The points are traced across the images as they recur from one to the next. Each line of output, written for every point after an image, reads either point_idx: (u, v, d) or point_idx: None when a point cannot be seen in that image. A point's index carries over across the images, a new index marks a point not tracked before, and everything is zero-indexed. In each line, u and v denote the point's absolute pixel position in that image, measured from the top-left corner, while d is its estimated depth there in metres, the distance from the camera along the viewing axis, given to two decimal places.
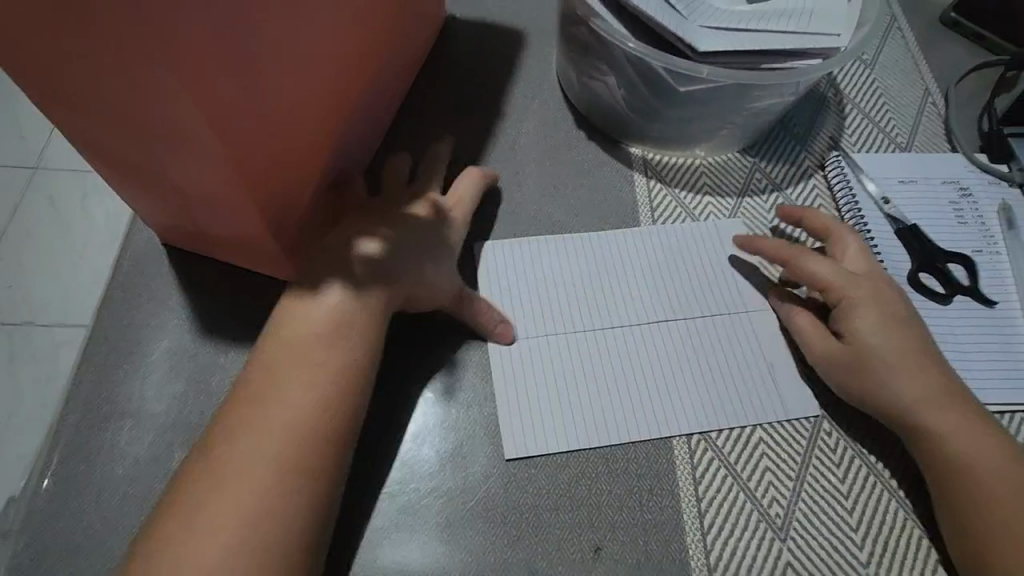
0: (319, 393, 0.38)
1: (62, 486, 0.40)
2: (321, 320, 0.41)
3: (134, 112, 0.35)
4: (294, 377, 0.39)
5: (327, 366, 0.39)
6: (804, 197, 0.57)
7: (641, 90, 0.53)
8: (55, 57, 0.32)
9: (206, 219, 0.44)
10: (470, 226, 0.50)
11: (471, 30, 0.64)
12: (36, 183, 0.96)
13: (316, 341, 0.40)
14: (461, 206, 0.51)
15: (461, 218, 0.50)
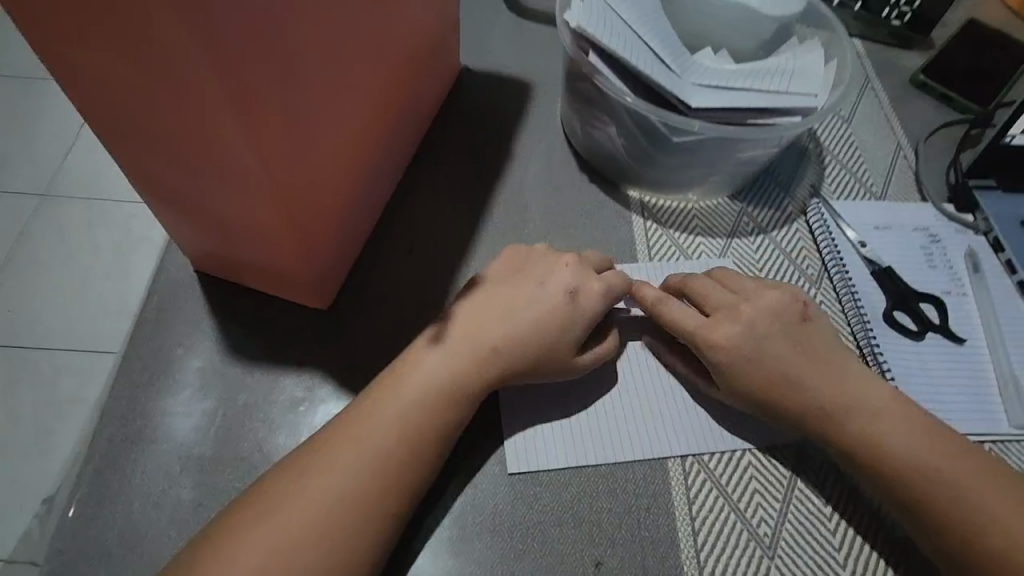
0: (397, 438, 0.40)
1: (95, 496, 0.43)
2: (420, 382, 0.43)
3: (192, 147, 0.40)
4: (374, 424, 0.41)
5: (411, 418, 0.41)
6: (788, 239, 0.62)
7: (639, 140, 0.58)
8: (131, 102, 0.37)
9: (243, 247, 0.48)
10: (588, 296, 0.47)
11: (482, 81, 0.70)
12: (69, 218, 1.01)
13: (405, 398, 0.42)
14: (579, 285, 0.48)
15: (588, 301, 0.47)
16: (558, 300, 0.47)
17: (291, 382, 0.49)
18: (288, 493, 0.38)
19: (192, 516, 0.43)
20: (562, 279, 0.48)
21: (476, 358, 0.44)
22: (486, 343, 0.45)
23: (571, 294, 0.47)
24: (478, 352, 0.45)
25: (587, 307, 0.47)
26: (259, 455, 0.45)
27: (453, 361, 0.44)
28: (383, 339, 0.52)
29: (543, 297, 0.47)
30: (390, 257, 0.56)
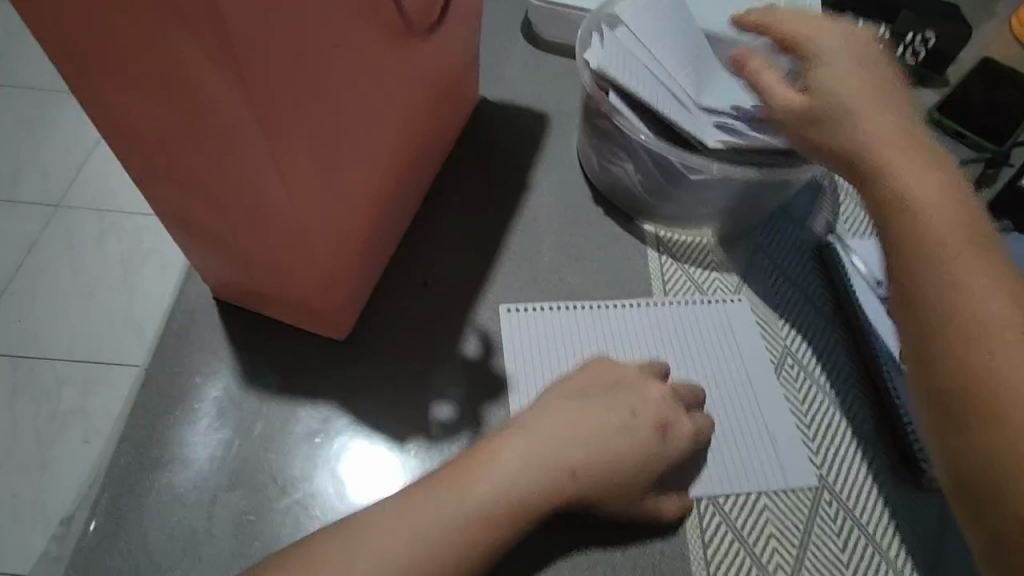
0: (469, 534, 0.39)
1: (110, 526, 0.43)
2: (505, 476, 0.41)
3: (221, 179, 0.40)
4: (443, 519, 0.39)
5: (486, 518, 0.39)
6: (803, 277, 0.62)
7: (656, 176, 0.59)
8: (167, 139, 0.38)
9: (265, 278, 0.48)
10: (680, 432, 0.47)
11: (500, 112, 0.71)
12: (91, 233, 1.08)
13: (445, 515, 0.39)
14: (674, 422, 0.47)
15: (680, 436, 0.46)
16: (647, 435, 0.45)
17: (306, 412, 0.49)
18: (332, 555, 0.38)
19: (207, 548, 0.43)
20: (654, 410, 0.46)
21: (557, 476, 0.41)
22: (567, 461, 0.42)
23: (661, 428, 0.46)
24: (563, 469, 0.42)
25: (677, 443, 0.46)
26: (275, 487, 0.45)
27: (538, 472, 0.41)
28: (398, 370, 0.52)
29: (635, 425, 0.45)
30: (407, 288, 0.57)
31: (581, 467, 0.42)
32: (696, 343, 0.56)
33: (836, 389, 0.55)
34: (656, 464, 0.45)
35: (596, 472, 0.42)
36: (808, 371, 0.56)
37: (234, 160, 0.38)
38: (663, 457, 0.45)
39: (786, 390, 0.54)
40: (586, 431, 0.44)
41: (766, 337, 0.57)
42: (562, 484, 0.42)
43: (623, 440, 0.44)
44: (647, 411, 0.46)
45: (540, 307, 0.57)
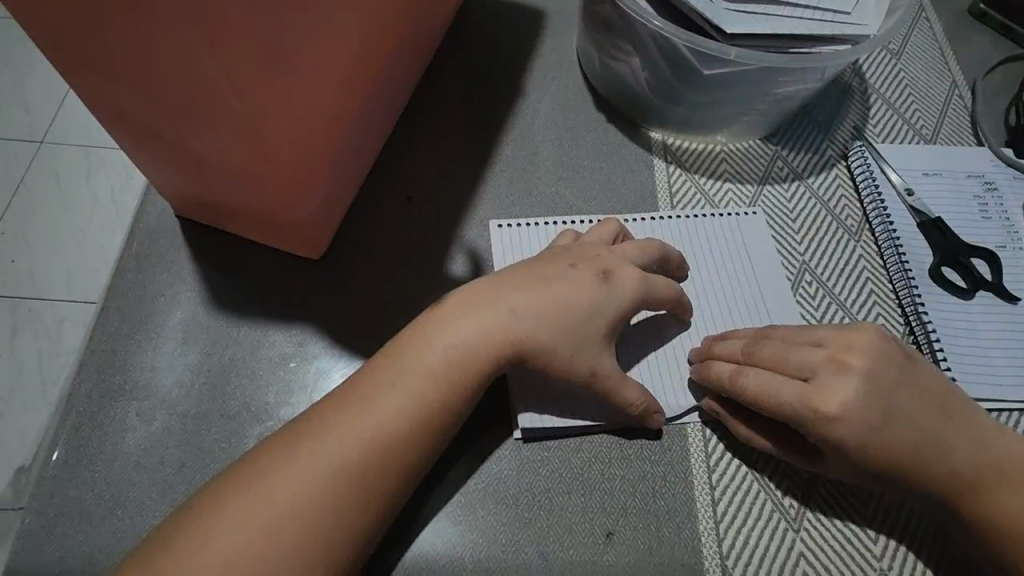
0: (405, 421, 0.36)
1: (72, 455, 0.40)
2: (437, 354, 0.37)
3: (159, 68, 0.34)
4: (384, 407, 0.36)
5: (428, 399, 0.37)
6: (825, 187, 0.56)
7: (665, 73, 0.52)
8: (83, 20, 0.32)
9: (226, 190, 0.43)
10: (625, 273, 0.42)
11: (491, 8, 0.63)
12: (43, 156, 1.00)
13: (370, 407, 0.36)
14: (616, 265, 0.42)
15: (624, 291, 0.41)
16: (589, 282, 0.41)
17: (280, 336, 0.45)
18: (271, 470, 0.34)
19: (177, 478, 0.40)
20: (597, 260, 0.42)
21: (492, 337, 0.38)
22: (504, 318, 0.39)
23: (603, 275, 0.41)
24: (500, 325, 0.38)
25: (621, 290, 0.41)
26: (247, 414, 0.42)
27: (471, 340, 0.38)
28: (380, 291, 0.48)
29: (576, 277, 0.41)
30: (388, 203, 0.52)
31: (515, 326, 0.39)
32: (706, 259, 0.51)
33: (855, 306, 0.51)
34: (605, 314, 0.41)
35: (541, 334, 0.39)
36: (827, 287, 0.51)
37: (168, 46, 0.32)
38: (607, 308, 0.41)
39: (802, 307, 0.50)
40: (527, 290, 0.40)
41: (782, 252, 0.52)
42: (504, 351, 0.38)
43: (565, 289, 0.40)
44: (587, 260, 0.42)
45: (535, 222, 0.52)
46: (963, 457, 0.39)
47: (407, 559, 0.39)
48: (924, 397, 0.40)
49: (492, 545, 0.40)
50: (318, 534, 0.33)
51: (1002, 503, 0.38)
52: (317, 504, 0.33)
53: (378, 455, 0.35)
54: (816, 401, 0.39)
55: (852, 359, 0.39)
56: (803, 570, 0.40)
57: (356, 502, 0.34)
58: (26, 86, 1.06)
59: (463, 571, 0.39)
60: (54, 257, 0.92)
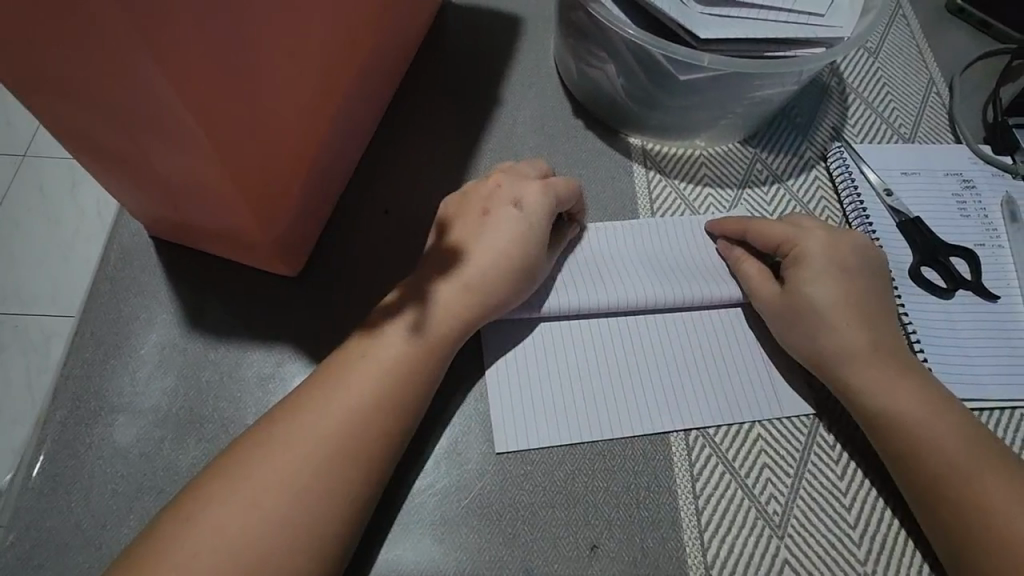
0: (362, 421, 0.37)
1: (48, 484, 0.40)
2: (390, 349, 0.40)
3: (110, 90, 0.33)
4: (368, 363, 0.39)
5: (406, 358, 0.40)
6: (805, 188, 0.56)
7: (641, 80, 0.52)
8: (31, 45, 0.31)
9: (194, 211, 0.43)
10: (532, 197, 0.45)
11: (466, 16, 0.63)
12: (25, 172, 0.99)
13: (332, 405, 0.37)
14: (521, 193, 0.45)
15: (533, 211, 0.44)
16: (507, 221, 0.44)
17: (259, 356, 0.45)
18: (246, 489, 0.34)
19: (155, 504, 0.40)
20: (504, 195, 0.45)
21: (450, 301, 0.42)
22: (452, 283, 0.42)
23: (515, 204, 0.45)
24: (445, 284, 0.42)
25: (535, 207, 0.45)
26: (226, 437, 0.42)
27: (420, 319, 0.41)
28: (359, 307, 0.47)
29: (505, 227, 0.44)
30: (366, 217, 0.51)
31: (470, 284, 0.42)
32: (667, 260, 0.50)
33: None
34: (529, 231, 0.44)
35: (486, 285, 0.42)
36: None
37: (119, 74, 0.31)
38: (539, 223, 0.44)
39: None
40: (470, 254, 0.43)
41: None
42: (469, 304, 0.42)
43: (496, 241, 0.43)
44: (496, 202, 0.45)
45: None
46: (858, 345, 0.43)
47: None
48: (836, 285, 0.45)
49: (477, 561, 0.40)
50: (311, 505, 0.35)
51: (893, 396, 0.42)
52: (302, 479, 0.35)
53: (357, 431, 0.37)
54: (795, 336, 0.45)
55: (822, 281, 0.44)
56: None
57: (342, 484, 0.36)
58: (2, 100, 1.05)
59: None
60: (39, 272, 0.91)
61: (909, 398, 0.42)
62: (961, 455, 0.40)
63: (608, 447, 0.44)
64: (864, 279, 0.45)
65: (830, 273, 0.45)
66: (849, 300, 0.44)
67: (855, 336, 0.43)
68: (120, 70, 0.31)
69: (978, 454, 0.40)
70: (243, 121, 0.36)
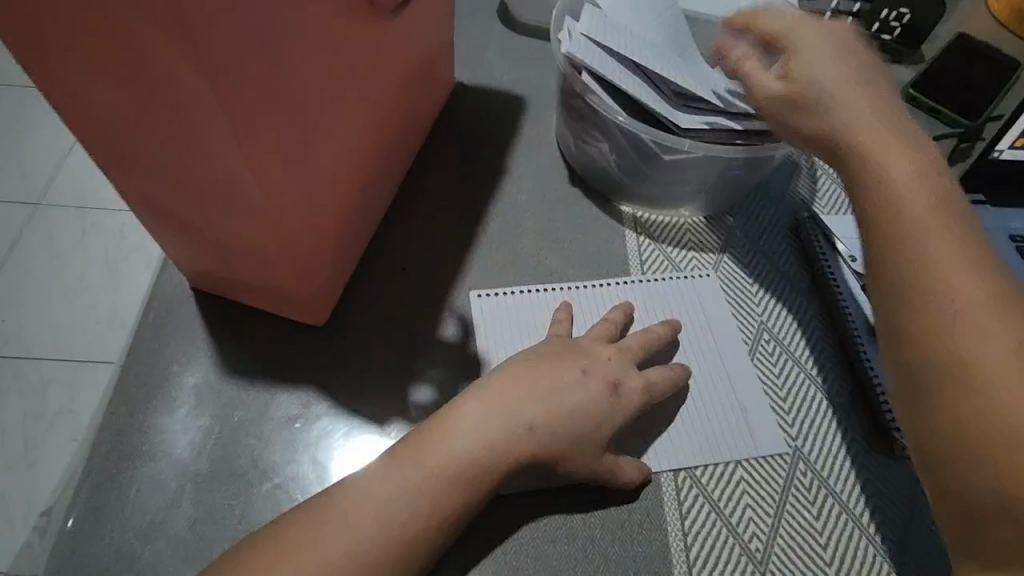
0: (400, 508, 0.39)
1: (91, 514, 0.43)
2: (470, 439, 0.41)
3: (188, 164, 0.39)
4: (498, 416, 0.43)
5: (487, 439, 0.42)
6: (780, 255, 0.62)
7: (631, 156, 0.59)
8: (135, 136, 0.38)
9: (240, 268, 0.48)
10: (629, 384, 0.48)
11: (476, 96, 0.71)
12: (36, 222, 1.09)
13: (385, 497, 0.39)
14: (621, 374, 0.48)
15: (632, 393, 0.47)
16: (598, 395, 0.46)
17: (287, 398, 0.49)
18: (301, 542, 0.37)
19: (188, 535, 0.43)
20: (606, 368, 0.48)
21: (515, 433, 0.42)
22: (523, 420, 0.43)
23: (613, 387, 0.47)
24: (517, 434, 0.42)
25: (630, 399, 0.47)
26: (255, 473, 0.46)
27: (503, 424, 0.42)
28: (377, 355, 0.52)
29: (588, 384, 0.46)
30: (385, 273, 0.57)
31: (551, 370, 0.46)
32: (722, 333, 0.56)
33: (809, 361, 0.56)
34: (610, 421, 0.45)
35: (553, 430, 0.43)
36: (783, 345, 0.56)
37: (205, 158, 0.38)
38: (615, 417, 0.46)
39: (761, 365, 0.55)
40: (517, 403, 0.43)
41: (737, 311, 0.58)
42: (598, 390, 0.46)
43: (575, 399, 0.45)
44: (598, 370, 0.47)
45: (509, 292, 0.57)
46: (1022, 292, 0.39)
47: None
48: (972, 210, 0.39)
49: None
50: (376, 545, 0.38)
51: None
52: (353, 540, 0.38)
53: (418, 498, 0.39)
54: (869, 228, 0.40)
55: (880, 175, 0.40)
56: None
57: (402, 538, 0.38)
58: (45, 164, 1.15)
59: None
60: (50, 319, 0.99)
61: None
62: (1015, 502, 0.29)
63: (602, 492, 0.47)
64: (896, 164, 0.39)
65: (897, 171, 0.39)
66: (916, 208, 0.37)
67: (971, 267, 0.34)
68: (207, 155, 0.38)
69: None
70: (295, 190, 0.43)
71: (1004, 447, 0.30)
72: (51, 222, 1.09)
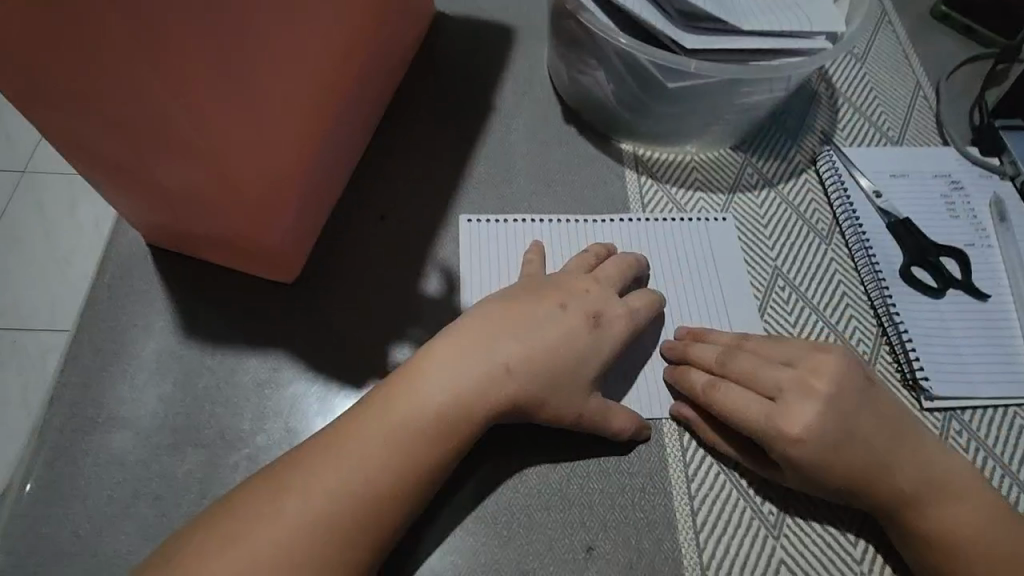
0: (373, 467, 0.35)
1: (46, 491, 0.40)
2: (439, 388, 0.38)
3: (123, 100, 0.34)
4: (467, 359, 0.39)
5: (463, 390, 0.38)
6: (796, 193, 0.57)
7: (631, 86, 0.53)
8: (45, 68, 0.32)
9: (196, 220, 0.43)
10: (611, 318, 0.43)
11: (459, 26, 0.64)
12: (23, 186, 1.04)
13: (352, 456, 0.35)
14: (603, 306, 0.44)
15: (614, 326, 0.43)
16: (579, 327, 0.42)
17: (255, 362, 0.45)
18: (264, 509, 0.34)
19: (151, 511, 0.40)
20: (585, 301, 0.43)
21: (488, 375, 0.38)
22: (497, 362, 0.39)
23: (593, 318, 0.42)
24: (491, 378, 0.38)
25: (611, 331, 0.43)
26: (222, 443, 0.42)
27: (475, 370, 0.38)
28: (353, 313, 0.48)
29: (566, 318, 0.42)
30: (361, 224, 0.52)
31: (529, 308, 0.42)
32: (732, 278, 0.51)
33: (828, 309, 0.51)
34: (592, 355, 0.42)
35: (531, 371, 0.39)
36: (799, 291, 0.51)
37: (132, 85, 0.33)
38: (597, 351, 0.42)
39: (774, 313, 0.50)
40: (492, 344, 0.40)
41: (749, 257, 0.53)
42: (576, 324, 0.42)
43: (553, 337, 0.41)
44: (577, 303, 0.43)
45: (505, 219, 0.53)
46: (916, 481, 0.39)
47: None
48: (849, 420, 0.40)
49: (472, 567, 0.39)
50: (343, 509, 0.34)
51: (940, 513, 0.38)
52: (320, 508, 0.34)
53: (388, 454, 0.36)
54: (781, 416, 0.40)
55: (818, 384, 0.40)
56: None
57: (373, 499, 0.35)
58: (14, 124, 1.09)
59: None
60: (42, 288, 0.96)
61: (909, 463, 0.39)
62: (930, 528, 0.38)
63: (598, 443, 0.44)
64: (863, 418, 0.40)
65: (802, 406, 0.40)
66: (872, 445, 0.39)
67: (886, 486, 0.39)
68: (133, 81, 0.33)
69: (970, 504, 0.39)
70: (252, 133, 0.37)
71: (934, 506, 0.39)
72: (21, 184, 1.04)
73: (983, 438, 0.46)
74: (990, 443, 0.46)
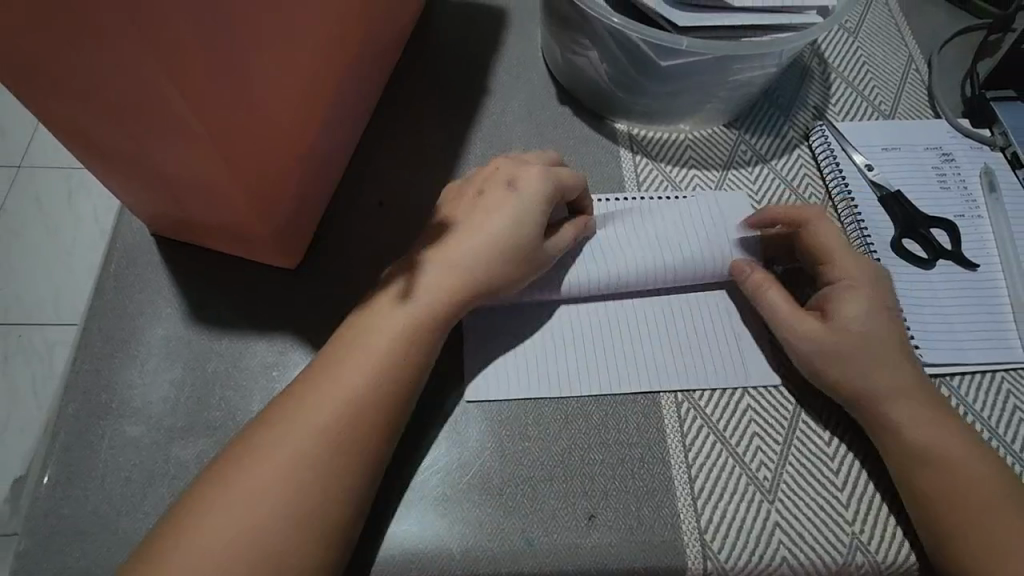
0: (362, 412, 0.38)
1: (64, 475, 0.41)
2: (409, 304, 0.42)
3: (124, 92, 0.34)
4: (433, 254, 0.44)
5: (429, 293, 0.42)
6: (789, 168, 0.57)
7: (624, 65, 0.53)
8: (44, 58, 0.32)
9: (198, 207, 0.44)
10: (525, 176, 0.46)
11: (452, 10, 0.64)
12: (22, 183, 1.04)
13: (346, 398, 0.38)
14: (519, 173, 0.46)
15: (529, 183, 0.45)
16: (508, 196, 0.45)
17: (262, 346, 0.46)
18: (263, 463, 0.36)
19: (168, 490, 0.41)
20: (502, 174, 0.47)
21: (450, 279, 0.43)
22: (451, 255, 0.43)
23: (511, 183, 0.45)
24: (456, 275, 0.43)
25: (529, 188, 0.45)
26: (233, 424, 0.44)
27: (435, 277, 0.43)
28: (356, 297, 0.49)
29: (494, 200, 0.45)
30: (361, 209, 0.53)
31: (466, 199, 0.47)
32: None
33: None
34: (522, 213, 0.44)
35: (480, 246, 0.43)
36: None
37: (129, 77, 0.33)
38: (531, 216, 0.44)
39: None
40: (457, 243, 0.44)
41: None
42: (502, 197, 0.45)
43: (491, 216, 0.44)
44: (492, 182, 0.46)
45: None
46: (913, 416, 0.42)
47: (399, 555, 0.40)
48: (878, 334, 0.43)
49: (479, 535, 0.41)
50: (327, 463, 0.37)
51: (940, 454, 0.41)
52: (309, 452, 0.37)
53: (373, 390, 0.39)
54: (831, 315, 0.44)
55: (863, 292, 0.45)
56: (779, 540, 0.42)
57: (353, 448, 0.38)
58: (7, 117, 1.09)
59: (451, 561, 0.40)
60: (47, 281, 0.97)
61: (909, 399, 0.42)
62: (932, 465, 0.41)
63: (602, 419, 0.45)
64: (887, 331, 0.44)
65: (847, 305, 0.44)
66: (889, 372, 0.43)
67: (897, 408, 0.42)
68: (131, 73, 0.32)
69: (968, 447, 0.41)
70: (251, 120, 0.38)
71: (936, 442, 0.41)
72: (17, 177, 1.04)
73: (972, 403, 0.48)
74: (979, 408, 0.47)
